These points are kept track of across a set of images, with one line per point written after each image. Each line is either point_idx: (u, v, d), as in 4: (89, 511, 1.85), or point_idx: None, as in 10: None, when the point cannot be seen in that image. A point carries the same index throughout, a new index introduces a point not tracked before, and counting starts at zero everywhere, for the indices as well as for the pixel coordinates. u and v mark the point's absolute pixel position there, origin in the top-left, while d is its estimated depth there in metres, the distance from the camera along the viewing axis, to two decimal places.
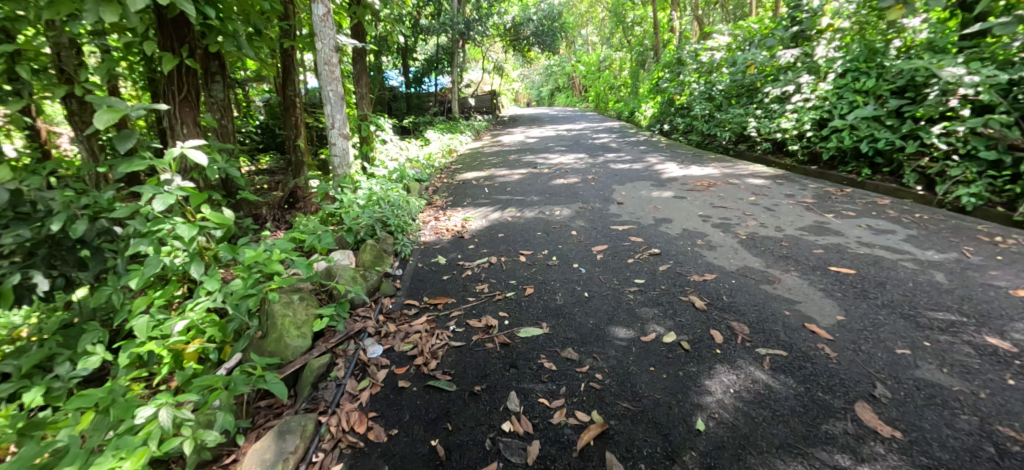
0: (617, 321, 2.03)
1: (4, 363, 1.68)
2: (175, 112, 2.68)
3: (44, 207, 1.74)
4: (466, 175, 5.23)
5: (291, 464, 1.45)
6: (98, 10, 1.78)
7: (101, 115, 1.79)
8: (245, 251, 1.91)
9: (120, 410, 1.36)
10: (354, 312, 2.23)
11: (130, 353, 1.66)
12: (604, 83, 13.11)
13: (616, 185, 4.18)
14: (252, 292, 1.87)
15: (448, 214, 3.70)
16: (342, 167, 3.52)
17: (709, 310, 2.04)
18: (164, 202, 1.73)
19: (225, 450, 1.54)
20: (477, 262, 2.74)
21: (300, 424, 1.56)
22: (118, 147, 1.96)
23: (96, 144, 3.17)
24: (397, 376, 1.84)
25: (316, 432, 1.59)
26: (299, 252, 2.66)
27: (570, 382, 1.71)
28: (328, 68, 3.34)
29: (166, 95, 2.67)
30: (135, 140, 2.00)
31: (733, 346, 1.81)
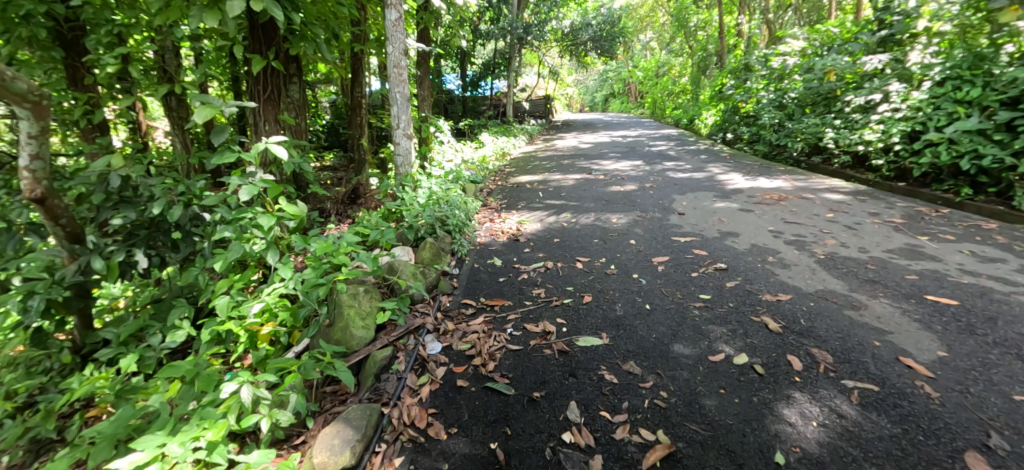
0: (682, 337, 1.95)
1: (108, 331, 1.89)
2: (260, 110, 2.93)
3: (146, 193, 1.93)
4: (520, 178, 5.26)
5: (358, 450, 1.51)
6: (201, 15, 1.96)
7: (199, 111, 1.96)
8: (315, 242, 2.04)
9: (203, 383, 1.49)
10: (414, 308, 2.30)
11: (212, 330, 1.80)
12: (662, 89, 12.76)
13: (677, 194, 4.04)
14: (322, 282, 1.98)
15: (503, 216, 3.73)
16: (404, 165, 3.65)
17: (785, 333, 1.92)
18: (249, 192, 1.87)
19: (295, 431, 1.64)
20: (533, 265, 2.74)
21: (365, 413, 1.62)
22: (212, 140, 2.14)
23: (188, 139, 3.48)
24: (455, 374, 1.88)
25: (379, 423, 1.64)
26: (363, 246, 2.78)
27: (632, 397, 1.67)
28: (396, 70, 3.47)
29: (253, 94, 2.92)
30: (226, 134, 2.18)
31: (814, 375, 1.69)
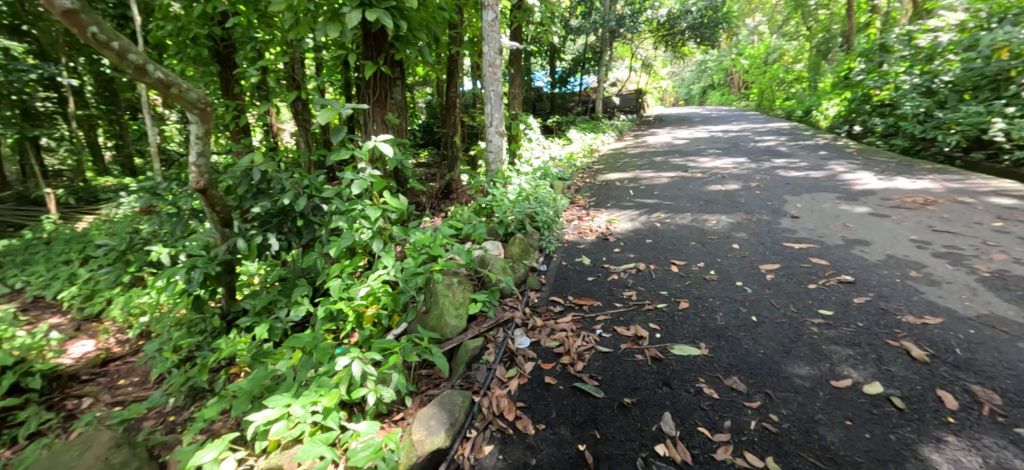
0: (796, 356, 1.78)
1: (245, 304, 2.21)
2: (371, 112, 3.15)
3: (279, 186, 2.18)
4: (609, 175, 5.13)
5: (452, 433, 1.57)
6: (326, 29, 2.17)
7: (321, 114, 2.16)
8: (415, 233, 2.20)
9: (321, 354, 1.68)
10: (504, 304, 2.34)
11: (325, 309, 2.00)
12: (772, 78, 11.66)
13: (789, 195, 3.68)
14: (420, 271, 2.11)
15: (591, 214, 3.67)
16: (496, 162, 3.72)
17: (935, 364, 1.67)
18: (360, 186, 2.05)
19: (396, 408, 1.75)
20: (623, 266, 2.66)
21: (458, 399, 1.68)
22: (331, 139, 2.35)
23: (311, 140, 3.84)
24: (543, 371, 1.88)
25: (470, 410, 1.70)
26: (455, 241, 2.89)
27: (736, 416, 1.55)
28: (491, 69, 3.54)
29: (364, 97, 3.16)
30: (343, 134, 2.37)
31: (975, 417, 1.45)
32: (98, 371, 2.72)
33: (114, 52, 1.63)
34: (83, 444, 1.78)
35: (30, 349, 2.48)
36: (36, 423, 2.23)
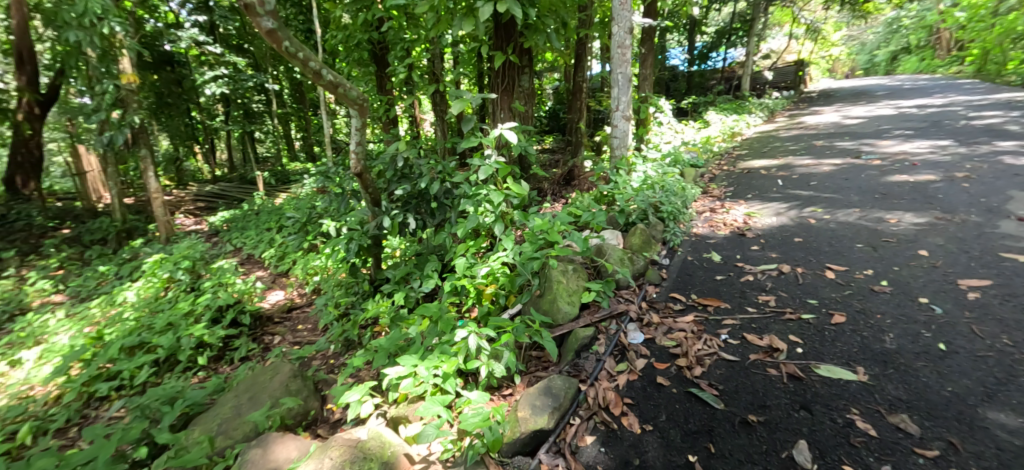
0: (1002, 403, 1.39)
1: (388, 273, 2.46)
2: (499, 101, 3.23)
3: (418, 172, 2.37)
4: (752, 162, 4.58)
5: (554, 417, 1.55)
6: (463, 24, 2.26)
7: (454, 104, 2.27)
8: (535, 219, 2.20)
9: (445, 325, 1.86)
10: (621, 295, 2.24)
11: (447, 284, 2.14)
12: (996, 33, 9.08)
13: (1015, 189, 2.87)
14: (536, 255, 2.10)
15: (727, 206, 3.32)
16: (620, 148, 3.54)
17: None
18: (486, 172, 2.10)
19: (506, 383, 1.81)
20: (761, 267, 2.35)
21: (562, 384, 1.65)
22: (462, 127, 2.44)
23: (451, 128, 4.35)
24: (656, 370, 1.76)
25: (574, 398, 1.66)
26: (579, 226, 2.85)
27: (899, 461, 1.27)
28: (620, 51, 3.37)
29: (494, 86, 3.24)
30: (473, 123, 2.45)
31: None
32: (285, 315, 3.56)
33: (299, 60, 2.09)
34: (270, 372, 2.26)
35: (244, 293, 3.41)
36: (245, 349, 3.02)
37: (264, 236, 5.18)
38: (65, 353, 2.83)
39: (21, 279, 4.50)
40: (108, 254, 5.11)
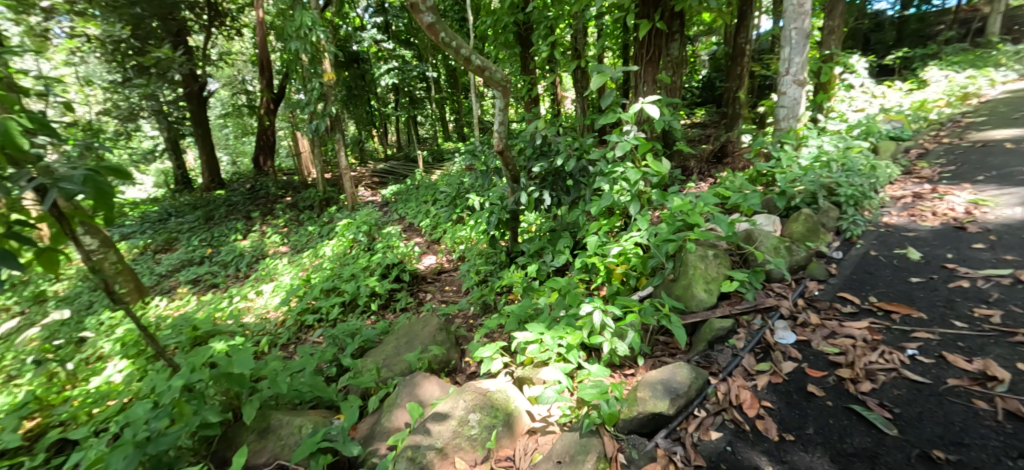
0: None
1: (526, 248, 3.54)
2: (642, 71, 3.59)
3: (555, 149, 3.31)
4: (991, 133, 3.70)
5: (677, 402, 1.82)
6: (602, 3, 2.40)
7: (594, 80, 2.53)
8: (673, 199, 2.48)
9: (571, 298, 2.47)
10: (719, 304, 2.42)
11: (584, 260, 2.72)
12: None
13: None
14: (672, 238, 2.47)
15: (943, 191, 2.92)
16: (788, 118, 3.44)
17: None
18: (625, 148, 2.58)
19: (628, 365, 2.25)
20: (983, 272, 2.17)
21: (694, 375, 1.91)
22: (602, 103, 2.72)
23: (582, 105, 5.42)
24: (808, 378, 1.90)
25: (703, 389, 1.92)
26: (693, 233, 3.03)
27: None
28: (796, 4, 3.25)
29: (638, 57, 3.59)
30: (614, 98, 2.75)
31: None
32: (436, 277, 4.71)
33: (465, 61, 3.05)
34: (422, 323, 3.22)
35: (408, 255, 4.84)
36: (405, 302, 4.17)
37: (422, 209, 6.74)
38: (287, 289, 4.70)
39: (263, 233, 7.47)
40: (313, 217, 7.76)
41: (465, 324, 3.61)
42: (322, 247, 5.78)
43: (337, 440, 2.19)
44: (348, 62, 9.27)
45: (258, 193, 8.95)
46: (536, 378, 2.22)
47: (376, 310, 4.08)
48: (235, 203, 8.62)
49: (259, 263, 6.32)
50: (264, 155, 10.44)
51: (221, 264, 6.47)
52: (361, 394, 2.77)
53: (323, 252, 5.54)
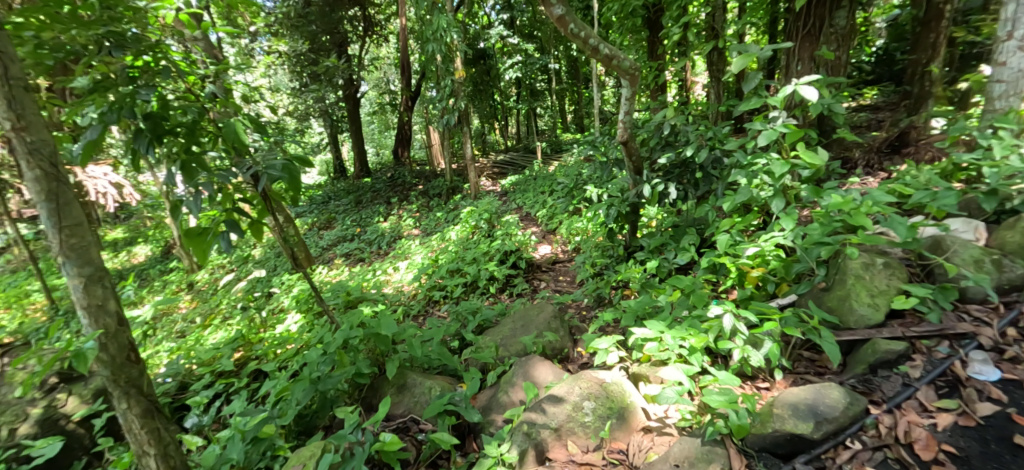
0: None
1: (646, 244, 4.26)
2: (797, 49, 4.05)
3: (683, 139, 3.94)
4: None
5: (825, 426, 1.86)
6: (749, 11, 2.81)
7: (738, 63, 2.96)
8: (833, 198, 2.43)
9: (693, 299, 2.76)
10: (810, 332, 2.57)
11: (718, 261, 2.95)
12: None
13: None
14: (827, 243, 2.44)
15: None
16: (1004, 97, 2.94)
17: None
18: (769, 136, 2.87)
19: (763, 376, 2.34)
20: None
21: (852, 402, 1.92)
22: (746, 85, 3.12)
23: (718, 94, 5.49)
24: (1013, 425, 1.79)
25: (863, 419, 1.91)
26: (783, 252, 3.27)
27: None
28: None
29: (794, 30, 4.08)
30: (756, 81, 3.12)
31: None
32: (550, 263, 5.99)
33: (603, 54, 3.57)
34: (538, 308, 4.01)
35: (523, 240, 6.23)
36: (519, 290, 5.18)
37: (541, 199, 8.35)
38: (416, 268, 6.15)
39: (400, 217, 9.70)
40: (442, 205, 9.75)
41: (578, 312, 4.47)
42: (448, 231, 7.25)
43: (460, 405, 2.80)
44: (473, 59, 11.12)
45: (397, 182, 11.82)
46: (653, 378, 2.45)
47: (494, 293, 5.21)
48: (380, 191, 11.51)
49: (394, 242, 8.27)
50: (403, 146, 13.58)
51: (366, 242, 8.65)
52: (479, 366, 3.50)
53: (448, 237, 6.97)
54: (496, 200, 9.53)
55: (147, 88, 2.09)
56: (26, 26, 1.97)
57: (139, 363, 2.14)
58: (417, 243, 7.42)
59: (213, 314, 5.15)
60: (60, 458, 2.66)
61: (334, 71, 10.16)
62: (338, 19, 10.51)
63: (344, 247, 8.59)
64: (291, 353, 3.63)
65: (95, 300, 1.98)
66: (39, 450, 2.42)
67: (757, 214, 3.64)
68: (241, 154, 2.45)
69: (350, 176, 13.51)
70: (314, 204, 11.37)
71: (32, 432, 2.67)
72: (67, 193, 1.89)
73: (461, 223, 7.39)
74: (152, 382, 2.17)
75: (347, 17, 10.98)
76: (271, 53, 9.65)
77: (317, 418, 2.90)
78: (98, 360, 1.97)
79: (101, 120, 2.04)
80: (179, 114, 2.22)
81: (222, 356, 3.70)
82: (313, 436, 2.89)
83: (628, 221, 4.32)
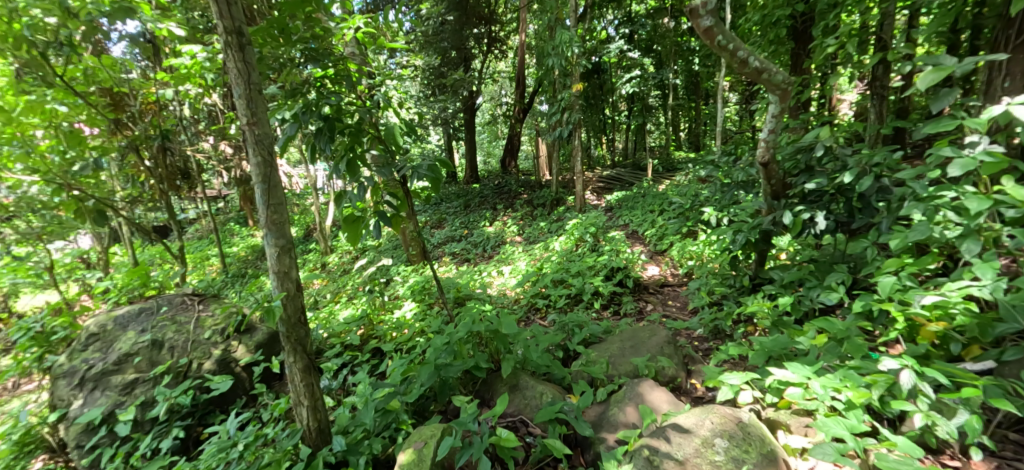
0: None
1: (777, 279, 4.93)
2: (1004, 65, 3.66)
3: (845, 170, 4.24)
4: None
5: None
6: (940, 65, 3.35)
7: (926, 79, 3.39)
8: None
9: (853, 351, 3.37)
10: (883, 408, 3.02)
11: (872, 305, 3.57)
12: None
13: None
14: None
15: None
16: None
17: None
18: (966, 165, 3.12)
19: (953, 456, 2.72)
20: None
21: None
22: (934, 106, 3.44)
23: (884, 107, 5.40)
24: None
25: None
26: (884, 318, 3.61)
27: None
28: None
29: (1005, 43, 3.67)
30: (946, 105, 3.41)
31: None
32: (659, 288, 6.99)
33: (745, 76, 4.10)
34: (651, 334, 4.86)
35: (631, 260, 7.40)
36: (627, 309, 6.37)
37: (647, 218, 9.84)
38: (518, 275, 8.10)
39: (505, 222, 12.40)
40: (544, 214, 12.30)
41: (690, 341, 5.30)
42: (553, 242, 9.29)
43: (569, 415, 3.70)
44: (589, 73, 14.22)
45: (504, 191, 14.99)
46: (798, 428, 3.18)
47: (597, 307, 6.46)
48: (487, 198, 14.74)
49: (496, 247, 10.83)
50: (511, 158, 17.17)
51: (473, 243, 11.43)
52: (586, 379, 4.42)
53: (551, 246, 9.07)
54: (605, 215, 11.33)
55: (330, 100, 4.20)
56: (263, 49, 4.23)
57: (305, 327, 3.43)
58: (522, 251, 9.58)
59: (339, 292, 8.19)
60: (232, 395, 4.79)
61: (460, 83, 13.54)
62: (466, 35, 13.81)
63: (453, 246, 11.42)
64: (408, 338, 5.35)
65: (283, 267, 3.31)
66: (217, 384, 4.34)
67: (928, 258, 3.82)
68: (389, 153, 4.63)
69: (460, 182, 17.56)
70: (429, 206, 14.98)
71: (215, 368, 4.78)
72: (272, 182, 3.23)
73: (568, 235, 9.25)
74: (310, 344, 3.48)
75: (475, 34, 14.12)
76: (406, 66, 12.01)
77: (433, 402, 4.18)
78: (280, 317, 3.30)
79: (299, 119, 4.09)
80: (349, 124, 4.31)
81: (354, 330, 5.88)
82: (428, 416, 4.14)
83: (756, 248, 4.92)
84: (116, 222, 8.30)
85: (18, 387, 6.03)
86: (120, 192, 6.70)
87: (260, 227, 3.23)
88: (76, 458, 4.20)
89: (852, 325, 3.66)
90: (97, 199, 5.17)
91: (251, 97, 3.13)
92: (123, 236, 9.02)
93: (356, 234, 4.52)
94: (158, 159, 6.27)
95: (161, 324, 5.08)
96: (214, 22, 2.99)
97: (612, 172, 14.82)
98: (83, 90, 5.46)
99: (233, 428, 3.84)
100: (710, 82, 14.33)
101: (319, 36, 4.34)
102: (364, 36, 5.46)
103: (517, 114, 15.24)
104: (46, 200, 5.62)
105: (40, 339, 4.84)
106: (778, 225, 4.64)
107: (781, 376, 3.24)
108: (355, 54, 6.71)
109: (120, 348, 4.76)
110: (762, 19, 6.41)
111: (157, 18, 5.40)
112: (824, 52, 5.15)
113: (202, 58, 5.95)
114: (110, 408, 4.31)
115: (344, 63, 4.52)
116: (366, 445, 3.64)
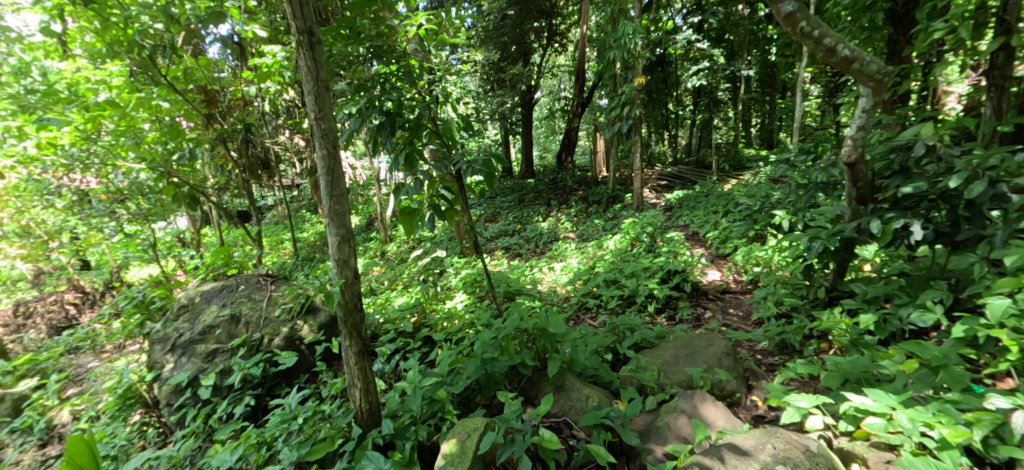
0: None
1: (860, 292, 4.20)
2: None
3: (948, 167, 3.51)
4: None
5: None
6: None
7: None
8: None
9: (946, 381, 2.78)
10: (987, 452, 2.40)
11: (977, 330, 2.88)
12: None
13: None
14: None
15: None
16: None
17: None
18: None
19: None
20: None
21: None
22: None
23: (1005, 99, 4.33)
24: None
25: None
26: (995, 346, 2.91)
27: None
28: None
29: None
30: None
31: None
32: (722, 295, 6.33)
33: (838, 57, 3.59)
34: (710, 344, 4.34)
35: (690, 263, 6.78)
36: (686, 314, 5.80)
37: (709, 219, 9.09)
38: (569, 273, 7.71)
39: (559, 219, 11.98)
40: (600, 212, 11.74)
41: (756, 354, 4.71)
42: (607, 241, 8.77)
43: (615, 422, 3.30)
44: (654, 66, 13.42)
45: (559, 186, 14.51)
46: (877, 464, 2.55)
47: (651, 311, 5.97)
48: (541, 193, 14.34)
49: (549, 243, 10.47)
50: (567, 153, 16.60)
51: (525, 238, 11.15)
52: (634, 386, 3.97)
53: (605, 245, 8.59)
54: (663, 215, 10.62)
55: (393, 95, 4.01)
56: (333, 47, 4.20)
57: (362, 314, 3.26)
58: (575, 249, 9.15)
59: (394, 280, 8.20)
60: (296, 370, 4.82)
61: (518, 78, 13.20)
62: (526, 30, 13.38)
63: (505, 241, 11.20)
64: (455, 330, 5.18)
65: (343, 255, 3.14)
66: (284, 359, 4.41)
67: None
68: (446, 147, 4.42)
69: (516, 177, 17.31)
70: (485, 200, 14.87)
71: (282, 344, 4.82)
72: (335, 175, 3.07)
73: (623, 233, 8.71)
74: (367, 333, 3.29)
75: (535, 29, 13.81)
76: (467, 61, 11.94)
77: (478, 394, 3.92)
78: (338, 303, 3.12)
79: (363, 115, 3.98)
80: (410, 119, 4.13)
81: (407, 317, 5.79)
82: (472, 408, 3.89)
83: (835, 258, 4.23)
84: (207, 205, 8.83)
85: (125, 346, 6.55)
86: (211, 179, 7.05)
87: (322, 217, 3.07)
88: (167, 414, 4.46)
89: (950, 351, 2.96)
90: (191, 185, 5.76)
91: (320, 94, 3.00)
92: (210, 219, 9.63)
93: (411, 227, 4.32)
94: (243, 151, 6.46)
95: (239, 300, 5.18)
96: (287, 22, 2.85)
97: (674, 170, 13.95)
98: (184, 88, 5.75)
99: (296, 401, 3.77)
100: (788, 74, 12.98)
101: (385, 34, 4.19)
102: (425, 32, 5.21)
103: (575, 108, 14.64)
104: (151, 185, 6.44)
105: (142, 306, 5.27)
106: (863, 232, 3.91)
107: (859, 402, 2.70)
108: (415, 49, 6.55)
109: (204, 320, 4.93)
110: (853, 1, 5.44)
111: (244, 21, 5.53)
112: (931, 33, 4.37)
113: (281, 58, 5.97)
114: (194, 373, 4.54)
115: (407, 60, 4.25)
116: (413, 430, 3.42)
